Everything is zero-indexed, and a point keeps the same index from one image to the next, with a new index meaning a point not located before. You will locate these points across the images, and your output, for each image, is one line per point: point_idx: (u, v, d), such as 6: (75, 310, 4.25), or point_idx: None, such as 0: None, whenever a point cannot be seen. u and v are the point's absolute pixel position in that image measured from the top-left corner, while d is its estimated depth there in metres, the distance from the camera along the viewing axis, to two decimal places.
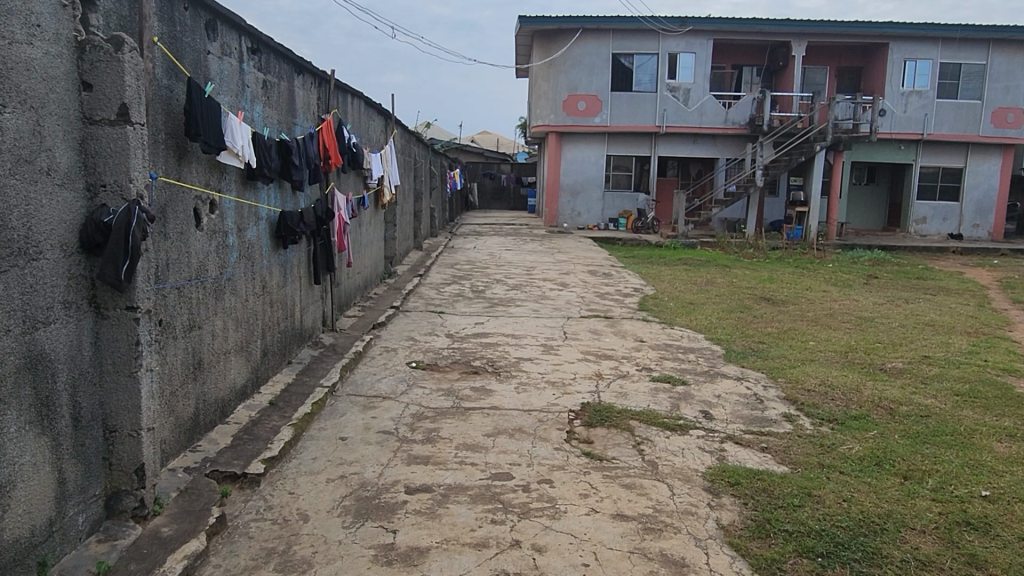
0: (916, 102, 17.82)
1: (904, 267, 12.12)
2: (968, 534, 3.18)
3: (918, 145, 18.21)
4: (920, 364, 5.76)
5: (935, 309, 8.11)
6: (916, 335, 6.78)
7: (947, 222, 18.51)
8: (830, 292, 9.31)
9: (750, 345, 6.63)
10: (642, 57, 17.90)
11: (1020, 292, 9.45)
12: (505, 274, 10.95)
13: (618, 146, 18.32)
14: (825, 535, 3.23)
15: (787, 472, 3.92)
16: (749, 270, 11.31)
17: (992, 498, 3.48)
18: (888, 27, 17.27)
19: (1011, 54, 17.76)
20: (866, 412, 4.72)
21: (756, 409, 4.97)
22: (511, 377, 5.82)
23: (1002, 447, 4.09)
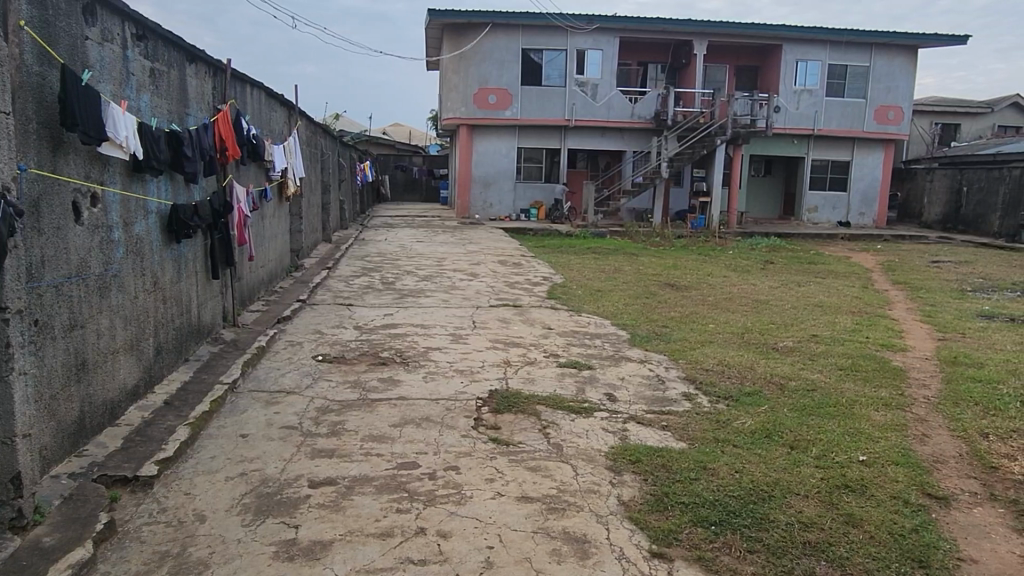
0: (807, 100, 18.78)
1: (798, 253, 12.80)
2: (847, 496, 3.39)
3: (810, 140, 19.20)
4: (809, 342, 6.09)
5: (824, 291, 8.59)
6: (807, 316, 7.17)
7: (836, 211, 19.64)
8: (730, 278, 9.71)
9: (654, 329, 6.85)
10: (550, 52, 18.09)
11: (900, 274, 10.15)
12: (416, 265, 10.89)
13: (529, 138, 18.47)
14: (717, 505, 3.37)
15: (684, 448, 4.08)
16: (655, 258, 11.66)
17: (868, 463, 3.71)
18: (782, 29, 18.07)
19: (892, 57, 18.94)
20: (758, 388, 4.96)
21: (657, 389, 5.14)
22: (420, 367, 5.79)
23: (879, 415, 4.38)
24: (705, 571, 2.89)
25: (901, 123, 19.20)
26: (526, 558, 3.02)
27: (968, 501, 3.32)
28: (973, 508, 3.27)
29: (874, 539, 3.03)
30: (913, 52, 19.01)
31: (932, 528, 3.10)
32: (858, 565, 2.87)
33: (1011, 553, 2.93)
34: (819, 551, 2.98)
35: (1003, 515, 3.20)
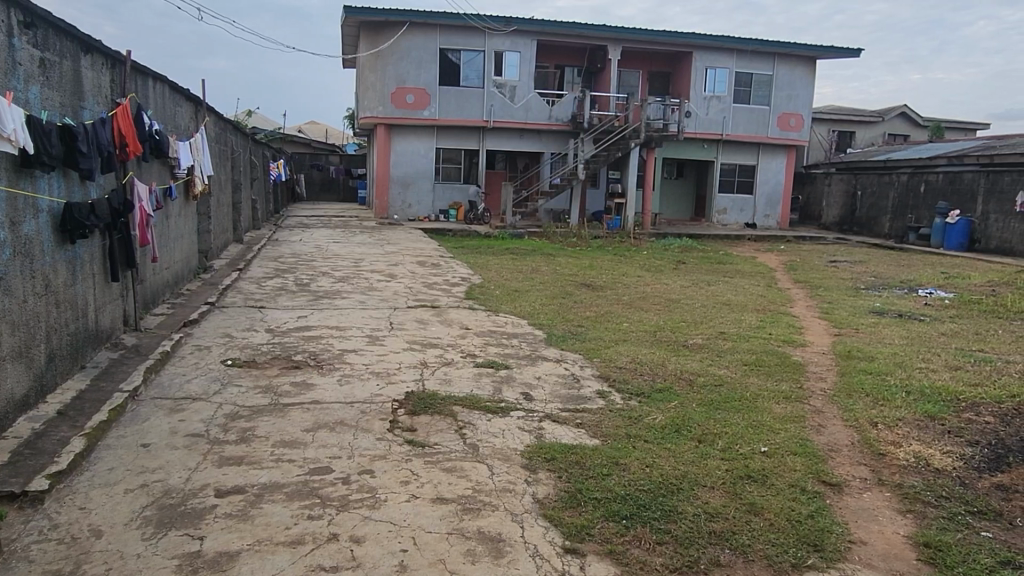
0: (716, 106, 19.49)
1: (708, 253, 13.28)
2: (750, 486, 3.54)
3: (719, 144, 19.93)
4: (716, 340, 6.32)
5: (732, 290, 8.94)
6: (715, 314, 7.44)
7: (744, 213, 20.49)
8: (643, 277, 9.96)
9: (570, 329, 6.95)
10: (468, 53, 18.08)
11: (800, 274, 10.66)
12: (331, 266, 10.67)
13: (447, 139, 18.42)
14: (629, 499, 3.46)
15: (598, 444, 4.16)
16: (572, 258, 11.85)
17: (770, 453, 3.88)
18: (692, 37, 18.67)
19: (793, 66, 19.90)
20: (669, 384, 5.12)
21: (572, 388, 5.21)
22: (334, 370, 5.68)
23: (780, 408, 4.59)
24: (616, 565, 2.96)
25: (802, 129, 20.21)
26: (441, 560, 3.01)
27: (859, 487, 3.52)
28: (864, 493, 3.46)
29: (774, 527, 3.17)
30: (813, 62, 20.04)
31: (827, 514, 3.27)
32: (759, 552, 2.99)
33: (895, 533, 3.11)
34: (724, 540, 3.09)
35: (890, 497, 3.40)
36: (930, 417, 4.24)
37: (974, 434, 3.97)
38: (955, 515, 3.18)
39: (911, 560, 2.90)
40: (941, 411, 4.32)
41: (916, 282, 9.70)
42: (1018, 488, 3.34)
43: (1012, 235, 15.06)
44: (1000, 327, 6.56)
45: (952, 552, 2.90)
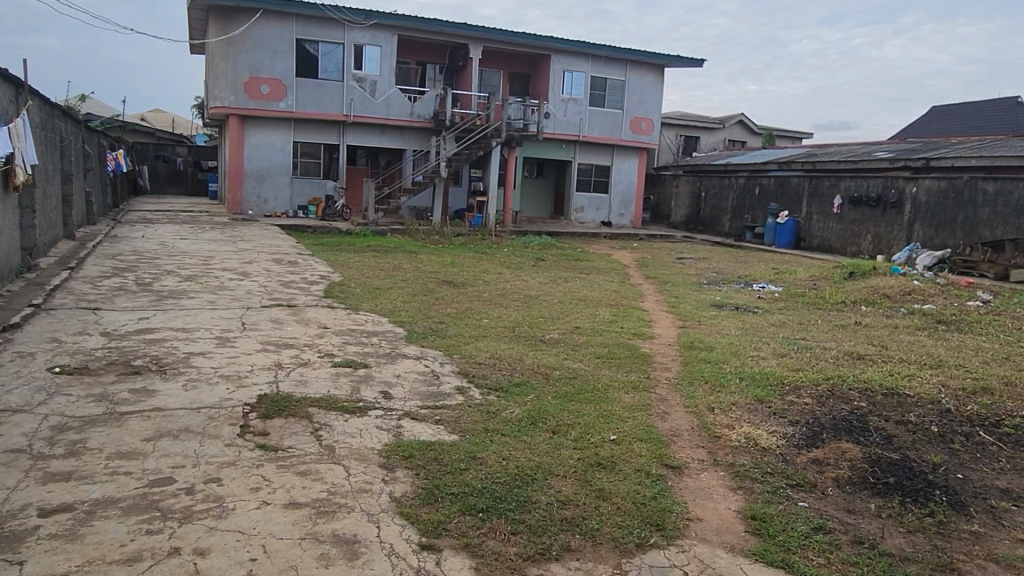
0: (574, 108, 20.14)
1: (566, 251, 13.71)
2: (599, 473, 3.71)
3: (577, 145, 20.62)
4: (572, 334, 6.55)
5: (588, 287, 9.27)
6: (571, 309, 7.68)
7: (599, 211, 21.37)
8: (504, 274, 10.12)
9: (430, 326, 6.95)
10: (326, 45, 17.57)
11: (650, 270, 11.23)
12: (178, 264, 10.01)
13: (305, 133, 17.80)
14: (485, 492, 3.52)
15: (456, 440, 4.19)
16: (434, 256, 11.85)
17: (618, 441, 4.08)
18: (551, 40, 19.15)
19: (644, 73, 20.92)
20: (526, 378, 5.26)
21: (432, 384, 5.23)
22: (179, 374, 5.35)
23: (629, 397, 4.83)
24: (471, 557, 3.00)
25: (652, 133, 21.35)
26: (292, 566, 2.93)
27: (697, 468, 3.79)
28: (701, 473, 3.72)
29: (620, 510, 3.34)
30: (661, 70, 21.16)
31: (668, 495, 3.49)
32: (607, 535, 3.15)
33: (727, 508, 3.36)
34: (574, 526, 3.22)
35: (723, 476, 3.68)
36: (758, 401, 4.62)
37: (794, 414, 4.38)
38: (778, 488, 3.49)
39: (740, 532, 3.15)
40: (768, 395, 4.72)
41: (750, 277, 10.53)
42: (829, 461, 3.71)
43: (831, 234, 16.70)
44: (820, 318, 7.25)
45: (773, 523, 3.18)
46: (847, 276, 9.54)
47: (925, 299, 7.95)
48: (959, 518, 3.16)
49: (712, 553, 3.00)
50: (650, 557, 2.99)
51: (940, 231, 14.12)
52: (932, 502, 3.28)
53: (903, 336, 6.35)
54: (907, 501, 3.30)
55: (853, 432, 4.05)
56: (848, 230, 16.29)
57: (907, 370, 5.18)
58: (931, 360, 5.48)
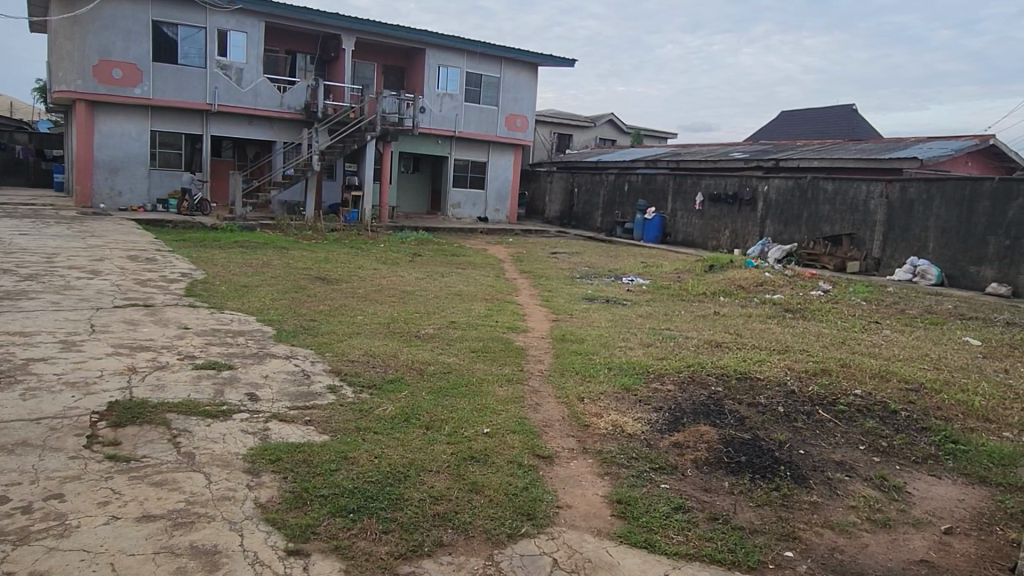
0: (449, 104, 20.09)
1: (442, 246, 13.68)
2: (472, 466, 3.72)
3: (452, 141, 20.60)
4: (446, 329, 6.54)
5: (464, 281, 9.30)
6: (447, 304, 7.68)
7: (476, 207, 21.49)
8: (379, 270, 9.96)
9: (301, 324, 6.72)
10: (186, 29, 16.55)
11: (525, 265, 11.41)
12: (17, 262, 9.12)
13: (164, 122, 16.70)
14: (355, 492, 3.45)
15: (326, 440, 4.09)
16: (306, 251, 11.45)
17: (491, 434, 4.12)
18: (426, 34, 18.99)
19: (518, 71, 21.19)
20: (400, 374, 5.20)
21: (301, 384, 5.06)
22: (16, 382, 4.86)
23: (502, 390, 4.89)
24: (341, 559, 2.94)
25: (526, 131, 21.70)
26: None
27: (566, 456, 3.89)
28: (570, 462, 3.83)
29: (492, 502, 3.37)
30: (535, 68, 21.50)
31: (539, 484, 3.56)
32: (478, 527, 3.17)
33: (595, 494, 3.48)
34: (446, 520, 3.22)
35: (591, 463, 3.80)
36: (625, 389, 4.81)
37: (658, 401, 4.59)
38: (642, 472, 3.64)
39: (606, 516, 3.27)
40: (634, 383, 4.92)
41: (620, 270, 10.93)
42: (688, 443, 3.92)
43: (694, 229, 17.64)
44: (683, 309, 7.64)
45: (637, 505, 3.32)
46: (707, 269, 10.13)
47: (774, 290, 8.57)
48: (801, 490, 3.43)
49: (579, 538, 3.08)
50: (521, 546, 3.04)
51: (788, 227, 15.25)
52: (778, 477, 3.54)
53: (755, 324, 6.83)
54: (756, 477, 3.54)
55: (710, 415, 4.30)
56: (708, 226, 17.26)
57: (759, 355, 5.55)
58: (779, 345, 5.91)
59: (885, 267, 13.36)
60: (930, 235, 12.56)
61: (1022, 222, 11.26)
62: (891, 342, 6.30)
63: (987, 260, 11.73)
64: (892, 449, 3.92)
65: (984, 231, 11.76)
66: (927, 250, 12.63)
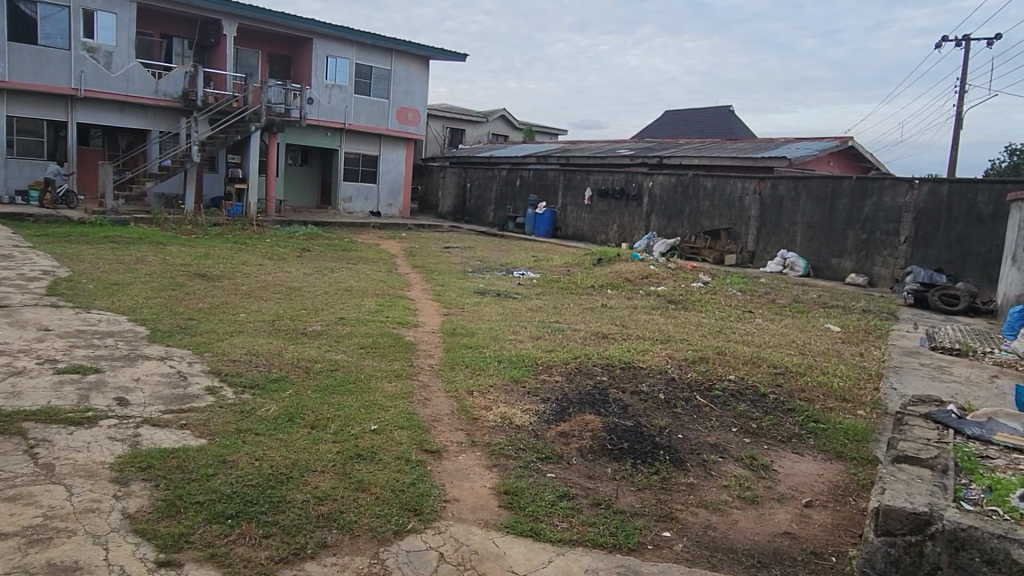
0: (338, 95, 19.60)
1: (332, 240, 13.36)
2: (358, 464, 3.65)
3: (342, 134, 20.12)
4: (335, 325, 6.39)
5: (354, 277, 9.09)
6: (335, 300, 7.50)
7: (367, 201, 21.10)
8: (264, 266, 9.58)
9: (178, 323, 6.38)
10: (47, 7, 15.28)
11: (417, 259, 11.32)
12: None
13: (22, 107, 15.38)
14: (234, 497, 3.30)
15: (204, 444, 3.89)
16: (185, 247, 10.85)
17: (378, 431, 4.06)
18: (312, 23, 18.42)
19: (408, 64, 20.96)
20: (284, 373, 5.04)
21: (176, 387, 4.79)
22: None
23: (391, 386, 4.83)
24: (217, 567, 2.80)
25: (418, 125, 21.52)
26: None
27: (455, 450, 3.88)
28: (458, 455, 3.82)
29: (379, 499, 3.32)
30: (426, 62, 21.35)
31: (426, 479, 3.54)
32: (363, 526, 3.11)
33: (483, 487, 3.49)
34: (330, 521, 3.14)
35: (480, 455, 3.82)
36: (514, 381, 4.87)
37: (545, 392, 4.67)
38: (529, 462, 3.69)
39: (493, 507, 3.29)
40: (523, 375, 4.99)
41: (512, 265, 11.03)
42: (574, 433, 4.01)
43: (583, 224, 18.07)
44: (572, 302, 7.80)
45: (524, 495, 3.36)
46: (595, 262, 10.39)
47: (658, 282, 8.91)
48: (678, 473, 3.58)
49: (466, 531, 3.08)
50: (407, 543, 3.00)
51: (671, 221, 15.89)
52: (657, 462, 3.68)
53: (640, 316, 7.07)
54: (637, 463, 3.67)
55: (595, 404, 4.42)
56: (597, 221, 17.72)
57: (642, 345, 5.75)
58: (661, 335, 6.15)
59: (759, 259, 14.18)
60: (798, 230, 13.44)
61: (876, 217, 12.29)
62: (762, 330, 6.69)
63: (846, 252, 12.72)
64: (760, 430, 4.16)
65: (844, 226, 12.74)
66: (794, 243, 13.52)
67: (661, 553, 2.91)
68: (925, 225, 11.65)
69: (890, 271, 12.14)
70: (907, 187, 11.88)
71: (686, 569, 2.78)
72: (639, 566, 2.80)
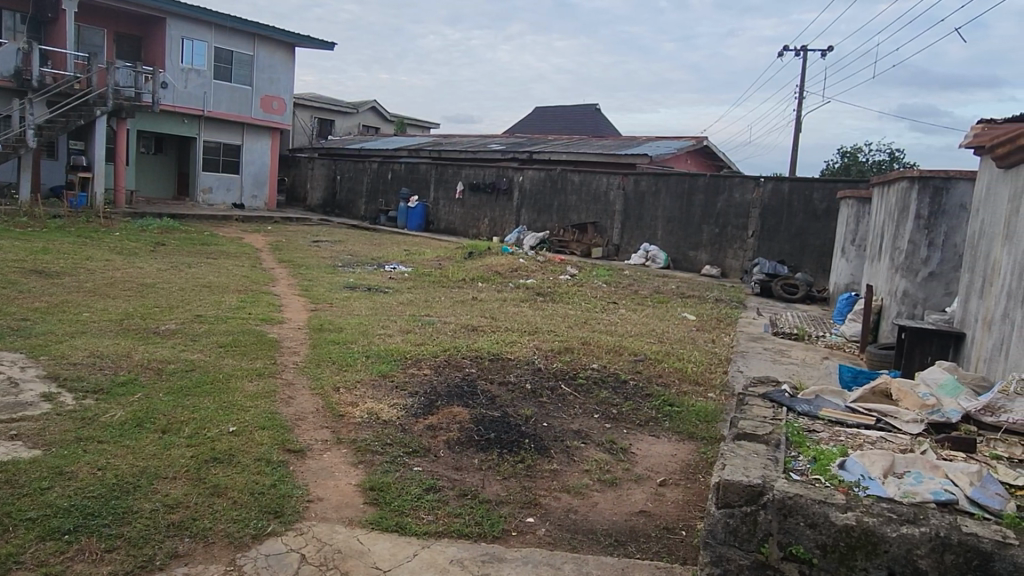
0: (196, 80, 18.49)
1: (190, 234, 12.61)
2: (214, 468, 3.48)
3: (200, 121, 19.01)
4: (191, 324, 6.03)
5: (214, 272, 8.64)
6: (193, 297, 7.10)
7: (229, 193, 20.08)
8: (112, 261, 8.90)
9: (10, 324, 5.80)
10: None
11: (284, 254, 10.92)
12: None
13: None
14: (73, 510, 3.04)
15: (38, 455, 3.56)
16: (19, 241, 9.85)
17: (237, 432, 3.88)
18: (165, 2, 17.22)
19: (272, 50, 20.12)
20: (133, 376, 4.70)
21: (6, 394, 4.34)
22: None
23: (251, 385, 4.63)
24: None
25: (284, 114, 20.73)
26: None
27: (319, 449, 3.78)
28: (323, 453, 3.73)
29: (237, 503, 3.18)
30: (291, 49, 20.58)
31: (288, 479, 3.43)
32: (219, 532, 2.96)
33: (348, 483, 3.43)
34: (182, 529, 2.97)
35: (345, 453, 3.74)
36: (382, 376, 4.81)
37: (414, 386, 4.64)
38: (396, 458, 3.66)
39: (358, 504, 3.23)
40: (391, 369, 4.94)
41: (383, 258, 10.87)
42: (441, 425, 4.02)
43: (455, 218, 18.09)
44: (443, 295, 7.80)
45: (389, 491, 3.33)
46: (466, 256, 10.44)
47: (527, 275, 9.09)
48: (542, 461, 3.67)
49: (330, 530, 3.01)
50: (266, 546, 2.89)
51: (541, 216, 16.23)
52: (522, 450, 3.76)
53: (509, 308, 7.19)
54: (504, 452, 3.73)
55: (463, 396, 4.44)
56: (469, 214, 17.80)
57: (510, 337, 5.84)
58: (529, 327, 6.28)
59: (623, 252, 14.76)
60: (659, 224, 14.12)
61: (728, 212, 13.15)
62: (624, 320, 6.99)
63: (702, 245, 13.52)
64: (620, 415, 4.34)
65: (700, 221, 13.52)
66: (656, 237, 14.18)
67: (525, 538, 2.98)
68: (770, 220, 12.64)
69: (741, 263, 13.04)
70: (753, 185, 12.80)
71: (548, 552, 2.86)
72: (503, 553, 2.85)
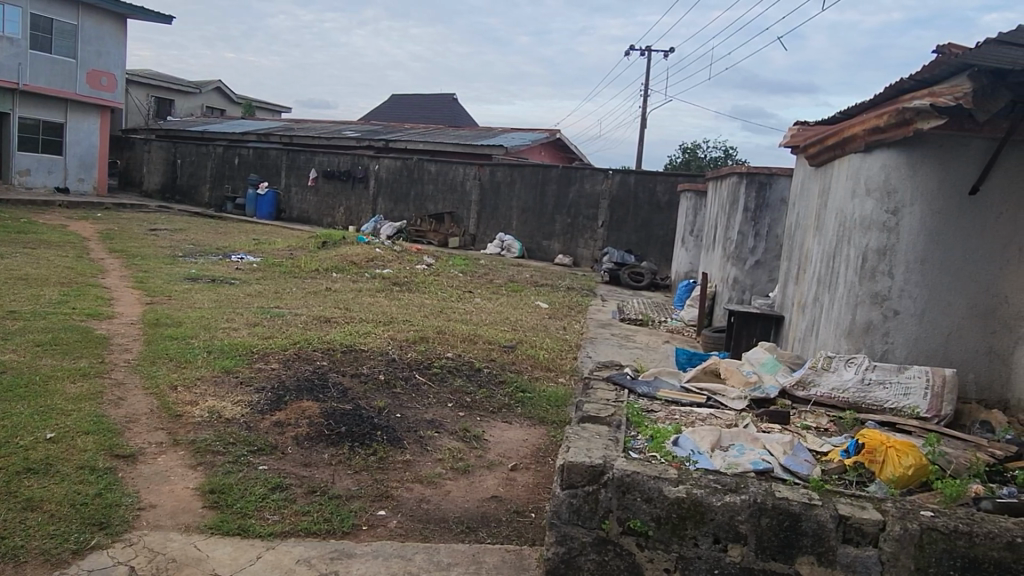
0: (8, 50, 16.49)
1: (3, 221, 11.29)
2: (26, 480, 3.13)
3: (14, 95, 17.06)
4: (2, 320, 5.42)
5: (32, 263, 7.79)
6: (4, 290, 6.36)
7: (51, 175, 18.21)
8: None
9: None
10: None
11: (116, 243, 10.07)
12: None
13: None
14: None
15: None
16: None
17: (56, 439, 3.52)
18: None
19: (99, 21, 18.45)
20: None
21: None
22: None
23: (74, 387, 4.23)
24: None
25: (114, 91, 19.10)
26: None
27: (153, 452, 3.53)
28: (158, 457, 3.48)
29: (53, 517, 2.88)
30: (122, 20, 19.00)
31: (116, 487, 3.16)
32: (33, 550, 2.67)
33: (186, 488, 3.22)
34: None
35: (182, 455, 3.51)
36: (225, 372, 4.56)
37: (261, 381, 4.44)
38: (239, 457, 3.48)
39: (197, 509, 3.04)
40: (235, 364, 4.69)
41: (229, 248, 10.29)
42: (290, 421, 3.87)
43: (309, 206, 17.47)
44: (294, 286, 7.51)
45: (232, 492, 3.16)
46: (320, 245, 10.11)
47: (383, 265, 8.95)
48: (395, 452, 3.63)
49: (163, 538, 2.82)
50: (90, 561, 2.65)
51: (398, 205, 16.02)
52: (375, 443, 3.70)
53: (364, 298, 7.05)
54: (355, 446, 3.65)
55: (313, 391, 4.30)
56: (323, 202, 17.24)
57: (364, 328, 5.73)
58: (384, 317, 6.19)
59: (479, 242, 14.89)
60: (514, 215, 14.36)
61: (579, 203, 13.62)
62: (479, 309, 7.07)
63: (555, 235, 13.92)
64: (473, 403, 4.39)
65: (553, 211, 13.90)
66: (511, 227, 14.43)
67: (376, 532, 2.94)
68: (618, 211, 13.27)
69: (591, 252, 13.58)
70: (602, 177, 13.35)
71: (398, 544, 2.83)
72: (353, 548, 2.80)
